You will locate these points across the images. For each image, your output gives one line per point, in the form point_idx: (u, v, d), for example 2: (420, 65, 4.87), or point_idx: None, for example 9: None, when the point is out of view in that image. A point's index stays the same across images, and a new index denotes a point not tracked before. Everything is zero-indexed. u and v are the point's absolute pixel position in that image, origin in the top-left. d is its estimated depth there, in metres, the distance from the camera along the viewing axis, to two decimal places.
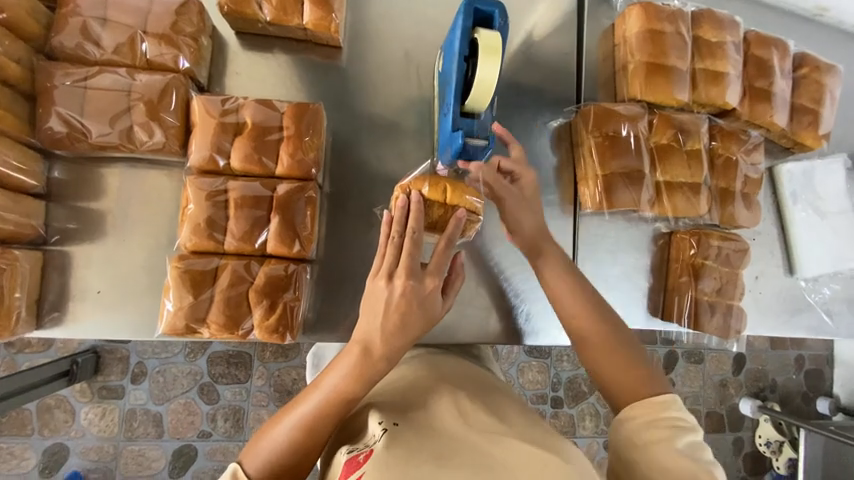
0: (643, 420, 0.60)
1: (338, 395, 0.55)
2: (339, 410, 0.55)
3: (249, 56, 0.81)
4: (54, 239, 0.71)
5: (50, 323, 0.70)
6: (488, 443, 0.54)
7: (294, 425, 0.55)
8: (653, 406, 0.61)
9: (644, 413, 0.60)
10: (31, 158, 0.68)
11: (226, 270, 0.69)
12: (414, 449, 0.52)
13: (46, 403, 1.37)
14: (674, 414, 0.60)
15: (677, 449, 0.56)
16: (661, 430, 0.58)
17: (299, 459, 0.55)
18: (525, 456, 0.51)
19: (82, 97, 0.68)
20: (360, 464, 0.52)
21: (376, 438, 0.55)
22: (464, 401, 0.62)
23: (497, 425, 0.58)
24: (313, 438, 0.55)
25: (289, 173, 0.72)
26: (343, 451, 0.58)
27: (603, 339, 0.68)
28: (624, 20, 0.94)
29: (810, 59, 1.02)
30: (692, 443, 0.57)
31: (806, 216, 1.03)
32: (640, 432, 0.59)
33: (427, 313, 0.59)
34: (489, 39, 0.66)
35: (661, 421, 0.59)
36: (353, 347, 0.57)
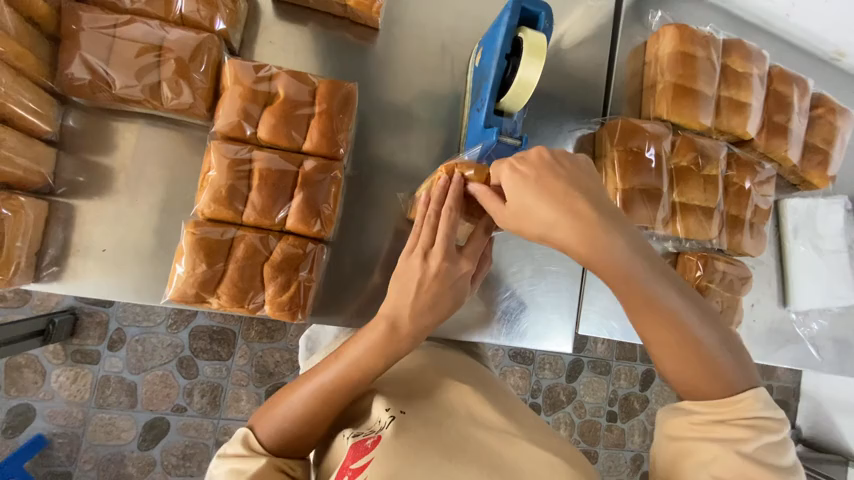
0: (720, 413, 0.53)
1: (355, 371, 0.55)
2: (353, 385, 0.55)
3: (283, 26, 0.79)
4: (60, 190, 0.68)
5: (47, 277, 0.67)
6: (498, 441, 0.54)
7: (306, 401, 0.55)
8: (739, 405, 0.53)
9: (724, 409, 0.53)
10: (47, 102, 0.65)
11: (243, 242, 0.67)
12: (423, 444, 0.52)
13: (15, 361, 1.31)
14: (763, 411, 0.53)
15: (743, 453, 0.50)
16: (731, 430, 0.51)
17: (309, 431, 0.56)
18: (541, 464, 0.52)
19: (109, 45, 0.65)
20: (368, 450, 0.52)
21: (383, 425, 0.55)
22: (475, 400, 0.61)
23: (506, 423, 0.58)
24: (324, 414, 0.55)
25: (316, 150, 0.70)
26: (347, 434, 0.58)
27: (679, 347, 0.54)
28: (657, 39, 0.95)
29: (827, 100, 1.05)
30: (767, 446, 0.51)
31: (805, 251, 1.07)
32: (712, 425, 0.53)
33: (456, 294, 0.60)
34: (535, 39, 0.66)
35: (751, 420, 0.52)
36: (380, 322, 0.56)
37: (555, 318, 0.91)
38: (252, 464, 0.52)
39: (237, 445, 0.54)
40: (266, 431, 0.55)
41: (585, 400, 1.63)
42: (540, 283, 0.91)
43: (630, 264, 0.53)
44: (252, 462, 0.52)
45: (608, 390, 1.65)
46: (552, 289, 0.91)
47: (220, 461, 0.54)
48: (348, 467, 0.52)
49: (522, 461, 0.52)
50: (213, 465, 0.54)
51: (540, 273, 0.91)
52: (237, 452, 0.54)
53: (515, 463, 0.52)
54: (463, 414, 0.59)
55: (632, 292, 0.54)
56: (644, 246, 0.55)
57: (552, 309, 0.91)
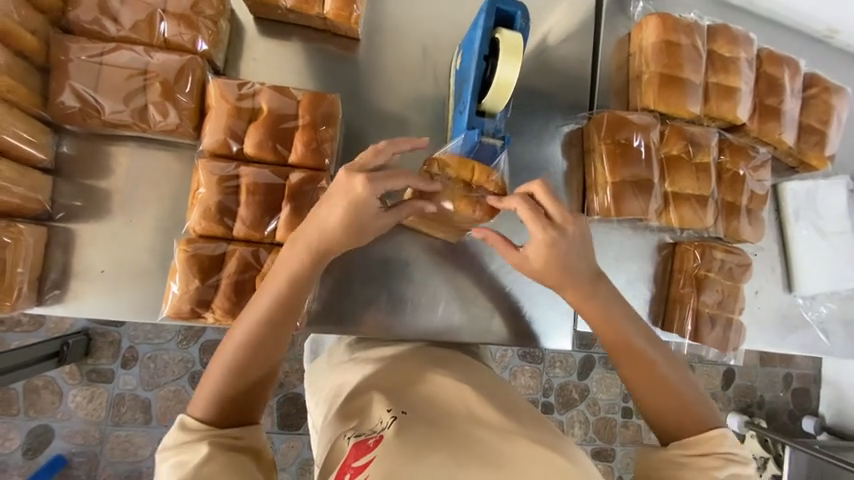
0: (700, 450, 0.61)
1: (275, 310, 0.60)
2: (278, 325, 0.61)
3: (265, 42, 0.81)
4: (59, 215, 0.71)
5: (51, 300, 0.69)
6: (500, 441, 0.52)
7: (236, 353, 0.59)
8: (712, 440, 0.61)
9: (701, 445, 0.61)
10: (41, 131, 0.67)
11: (235, 256, 0.68)
12: (424, 441, 0.52)
13: (33, 383, 1.35)
14: (733, 447, 0.61)
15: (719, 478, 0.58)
16: (710, 462, 0.60)
17: (245, 388, 0.59)
18: (537, 458, 0.49)
19: (97, 73, 0.67)
20: (369, 449, 0.53)
21: (384, 425, 0.56)
22: (474, 399, 0.60)
23: (508, 422, 0.56)
24: (253, 364, 0.59)
25: (301, 162, 0.71)
26: (348, 436, 0.58)
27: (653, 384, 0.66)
28: (640, 30, 0.94)
29: (820, 79, 1.03)
30: (736, 475, 0.59)
31: (807, 234, 1.05)
32: (693, 459, 0.60)
33: (375, 221, 0.64)
34: (512, 39, 0.66)
35: (723, 455, 0.61)
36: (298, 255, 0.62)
37: (555, 315, 0.90)
38: (194, 455, 0.52)
39: (175, 436, 0.54)
40: (201, 402, 0.58)
41: (599, 397, 1.61)
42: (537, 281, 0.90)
43: (610, 310, 0.69)
44: (194, 451, 0.52)
45: (621, 385, 1.63)
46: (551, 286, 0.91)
47: (162, 456, 0.53)
48: (350, 466, 0.53)
49: (521, 460, 0.49)
50: (158, 459, 0.54)
51: None
52: (177, 443, 0.54)
53: (514, 461, 0.49)
54: (463, 414, 0.57)
55: (611, 332, 0.68)
56: (630, 309, 0.70)
57: (552, 306, 0.90)
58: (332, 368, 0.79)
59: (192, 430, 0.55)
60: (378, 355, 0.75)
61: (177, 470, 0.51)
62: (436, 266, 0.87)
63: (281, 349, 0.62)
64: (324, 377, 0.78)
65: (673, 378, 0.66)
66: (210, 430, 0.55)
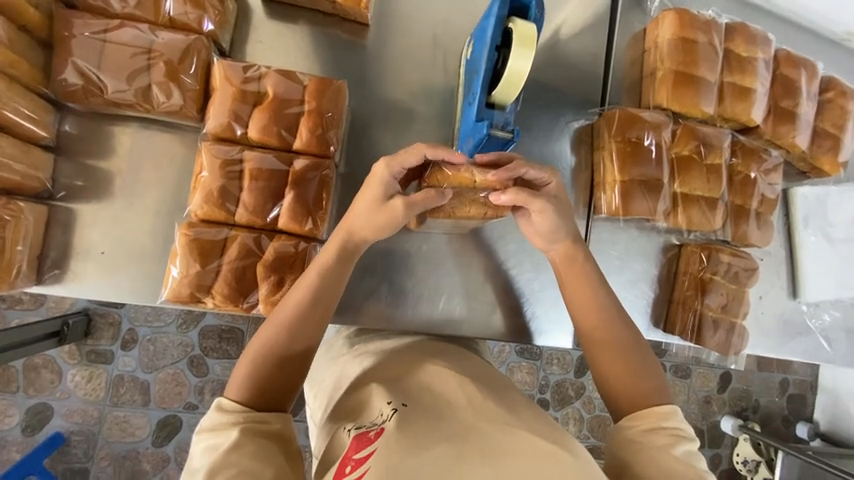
0: (655, 425, 0.61)
1: (312, 295, 0.63)
2: (315, 309, 0.63)
3: (273, 25, 0.79)
4: (60, 194, 0.70)
5: (50, 280, 0.69)
6: (501, 434, 0.51)
7: (272, 336, 0.61)
8: (660, 415, 0.62)
9: (650, 420, 0.62)
10: (43, 108, 0.66)
11: (236, 241, 0.68)
12: (424, 434, 0.51)
13: (32, 362, 1.35)
14: (680, 424, 0.62)
15: (673, 454, 0.58)
16: (663, 437, 0.59)
17: (280, 369, 0.60)
18: (540, 454, 0.48)
19: (101, 51, 0.66)
20: (370, 441, 0.53)
21: (385, 417, 0.55)
22: (472, 389, 0.59)
23: (506, 414, 0.55)
24: (288, 347, 0.61)
25: (306, 149, 0.70)
26: (348, 428, 0.58)
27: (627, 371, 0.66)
28: (657, 26, 0.92)
29: (837, 83, 1.01)
30: (689, 452, 0.59)
31: (815, 241, 1.03)
32: (646, 435, 0.60)
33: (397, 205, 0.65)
34: (524, 29, 0.64)
35: (672, 431, 0.61)
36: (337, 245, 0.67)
37: (556, 313, 0.90)
38: (226, 439, 0.52)
39: (212, 418, 0.55)
40: (235, 385, 0.58)
41: (595, 395, 1.61)
42: (539, 278, 0.89)
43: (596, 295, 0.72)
44: (226, 435, 0.53)
45: None
46: (553, 284, 0.90)
47: (198, 437, 0.54)
48: (350, 458, 0.53)
49: (524, 454, 0.48)
50: (194, 442, 0.54)
51: (539, 268, 0.89)
52: (213, 424, 0.54)
53: (515, 454, 0.48)
54: (463, 405, 0.57)
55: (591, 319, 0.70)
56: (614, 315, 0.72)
57: (553, 304, 0.89)
58: (331, 361, 0.79)
59: (226, 414, 0.55)
60: (378, 347, 0.75)
61: (209, 453, 0.52)
62: (438, 260, 0.86)
63: (317, 336, 0.64)
64: (324, 369, 0.78)
65: (636, 353, 0.68)
66: (245, 412, 0.55)
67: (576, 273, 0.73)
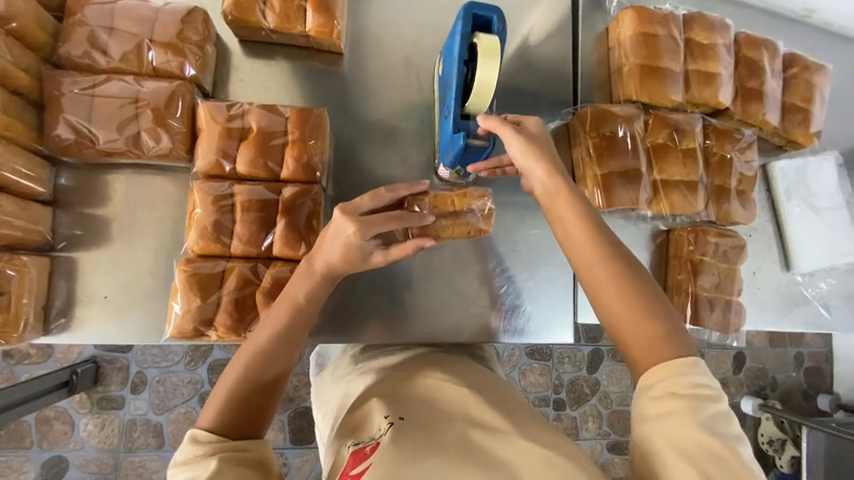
0: (674, 388, 0.50)
1: (288, 327, 0.62)
2: (293, 340, 0.62)
3: (252, 63, 0.83)
4: (60, 245, 0.72)
5: (57, 329, 0.71)
6: (497, 443, 0.54)
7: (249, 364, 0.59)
8: (675, 374, 0.51)
9: (673, 381, 0.50)
10: (39, 165, 0.69)
11: (234, 272, 0.70)
12: (420, 447, 0.53)
13: (45, 415, 1.35)
14: (701, 379, 0.51)
15: (695, 419, 0.48)
16: (681, 402, 0.49)
17: (255, 399, 0.58)
18: (537, 459, 0.51)
19: (90, 105, 0.69)
20: (366, 456, 0.54)
21: (382, 431, 0.56)
22: (469, 402, 0.61)
23: (504, 423, 0.57)
24: (262, 375, 0.59)
25: (293, 177, 0.73)
26: (348, 444, 0.59)
27: None
28: (618, 24, 0.96)
29: (800, 59, 1.05)
30: (714, 415, 0.49)
31: (800, 212, 1.06)
32: (664, 400, 0.50)
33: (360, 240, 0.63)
34: (488, 42, 0.67)
35: (692, 392, 0.50)
36: (314, 274, 0.65)
37: (555, 310, 0.91)
38: (204, 470, 0.50)
39: (186, 451, 0.53)
40: (209, 414, 0.56)
41: (610, 390, 1.61)
42: (534, 277, 0.91)
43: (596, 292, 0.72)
44: (204, 467, 0.51)
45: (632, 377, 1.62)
46: (549, 281, 0.91)
47: (173, 472, 0.52)
48: (348, 474, 0.53)
49: (521, 462, 0.52)
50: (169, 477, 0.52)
51: (533, 268, 0.91)
52: (187, 457, 0.52)
53: (510, 462, 0.52)
54: (462, 418, 0.59)
55: None
56: None
57: (550, 301, 0.91)
58: (338, 379, 0.79)
59: (201, 445, 0.53)
60: (380, 363, 0.76)
61: None
62: (434, 270, 0.88)
63: (291, 360, 0.62)
64: (330, 388, 0.79)
65: None
66: (220, 442, 0.54)
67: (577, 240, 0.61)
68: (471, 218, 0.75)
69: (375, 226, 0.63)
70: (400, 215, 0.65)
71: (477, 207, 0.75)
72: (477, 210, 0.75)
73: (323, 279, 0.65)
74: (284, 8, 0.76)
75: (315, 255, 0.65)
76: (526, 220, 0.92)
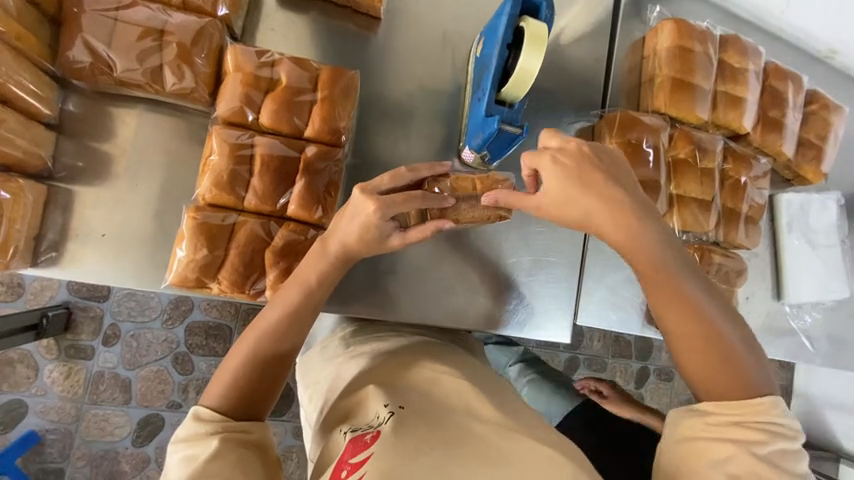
0: (728, 416, 0.53)
1: (300, 304, 0.62)
2: (301, 319, 0.62)
3: (285, 14, 0.79)
4: (59, 175, 0.68)
5: (45, 263, 0.67)
6: (497, 438, 0.54)
7: (255, 346, 0.59)
8: (750, 408, 0.53)
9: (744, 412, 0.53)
10: (47, 85, 0.65)
11: (244, 227, 0.67)
12: (420, 439, 0.53)
13: (8, 356, 1.30)
14: (781, 417, 0.53)
15: (756, 453, 0.50)
16: (749, 434, 0.52)
17: (261, 376, 0.58)
18: (538, 459, 0.51)
19: (110, 28, 0.65)
20: (367, 445, 0.54)
21: (382, 420, 0.56)
22: (470, 397, 0.61)
23: (505, 419, 0.57)
24: (271, 350, 0.59)
25: (318, 137, 0.70)
26: (345, 431, 0.59)
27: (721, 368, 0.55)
28: (656, 34, 0.96)
29: (821, 96, 1.07)
30: (775, 451, 0.51)
31: (798, 245, 1.08)
32: (716, 427, 0.53)
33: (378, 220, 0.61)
34: (536, 29, 0.66)
35: (763, 426, 0.52)
36: (328, 254, 0.64)
37: (554, 309, 0.91)
38: (204, 449, 0.51)
39: (187, 427, 0.53)
40: (214, 392, 0.56)
41: None
42: (538, 274, 0.91)
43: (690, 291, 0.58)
44: (203, 447, 0.51)
45: None
46: (553, 280, 0.92)
47: (173, 448, 0.52)
48: (347, 462, 0.53)
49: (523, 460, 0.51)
50: (168, 452, 0.53)
51: (538, 264, 0.91)
52: (188, 435, 0.52)
53: (513, 460, 0.51)
54: (461, 410, 0.59)
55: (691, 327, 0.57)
56: None
57: (551, 299, 0.91)
58: (328, 360, 0.78)
59: (204, 422, 0.54)
60: (375, 347, 0.75)
61: (187, 464, 0.50)
62: (442, 254, 0.87)
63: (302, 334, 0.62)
64: (319, 370, 0.78)
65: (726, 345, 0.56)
66: (223, 422, 0.54)
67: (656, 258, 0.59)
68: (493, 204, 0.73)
69: (393, 206, 0.61)
70: (422, 195, 0.63)
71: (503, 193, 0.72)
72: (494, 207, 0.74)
73: (337, 258, 0.64)
74: None
75: (330, 237, 0.64)
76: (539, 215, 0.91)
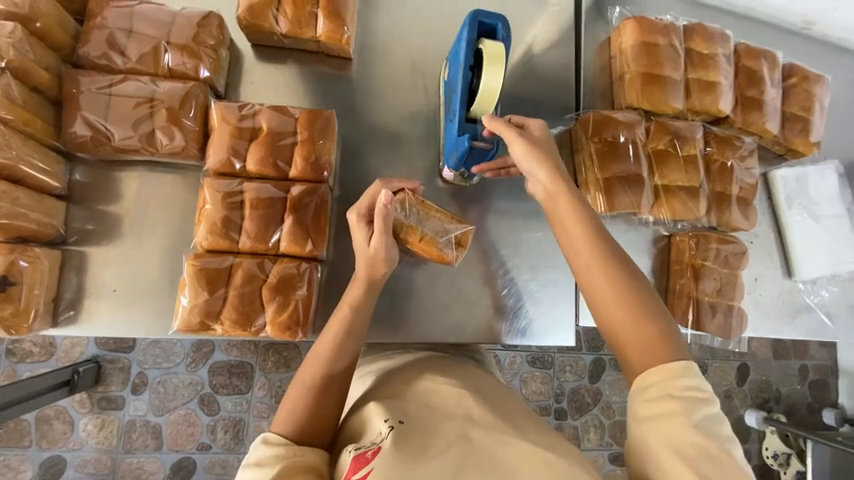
0: (654, 395, 0.54)
1: (346, 331, 0.67)
2: (351, 342, 0.68)
3: (263, 66, 0.85)
4: (72, 239, 0.74)
5: (65, 322, 0.72)
6: (497, 446, 0.54)
7: (313, 374, 0.65)
8: (675, 374, 0.55)
9: (665, 383, 0.55)
10: (54, 160, 0.71)
11: (241, 268, 0.71)
12: (420, 451, 0.53)
13: (45, 414, 1.36)
14: (697, 381, 0.55)
15: (690, 422, 0.52)
16: (675, 403, 0.53)
17: (318, 407, 0.64)
18: (539, 464, 0.52)
19: (106, 103, 0.72)
20: (368, 461, 0.53)
21: (383, 435, 0.56)
22: (469, 406, 0.61)
23: (503, 425, 0.58)
24: (329, 375, 0.65)
25: (302, 176, 0.75)
26: (350, 448, 0.58)
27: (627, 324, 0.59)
28: (619, 34, 0.98)
29: (799, 69, 1.06)
30: (709, 418, 0.53)
31: (801, 219, 1.06)
32: (645, 410, 0.55)
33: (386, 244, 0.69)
34: (493, 49, 0.69)
35: (689, 391, 0.54)
36: (360, 282, 0.70)
37: (557, 313, 0.91)
38: (267, 473, 0.56)
39: (258, 451, 0.59)
40: (282, 421, 0.63)
41: (612, 399, 1.59)
42: (537, 280, 0.92)
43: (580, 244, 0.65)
44: (266, 471, 0.56)
45: None
46: (552, 284, 0.92)
47: (243, 470, 0.58)
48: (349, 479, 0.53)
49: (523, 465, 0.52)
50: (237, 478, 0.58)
51: (534, 270, 0.92)
52: (259, 458, 0.58)
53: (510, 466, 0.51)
54: (461, 421, 0.59)
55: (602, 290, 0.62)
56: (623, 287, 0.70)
57: (552, 304, 0.92)
58: None
59: (270, 446, 0.60)
60: (381, 365, 0.77)
61: None
62: (437, 272, 0.89)
63: (353, 358, 0.68)
64: None
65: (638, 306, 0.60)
66: (288, 445, 0.59)
67: (594, 250, 0.64)
68: (407, 219, 0.73)
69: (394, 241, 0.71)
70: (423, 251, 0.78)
71: (410, 204, 0.73)
72: (450, 233, 0.76)
73: (365, 284, 0.69)
74: (296, 14, 0.79)
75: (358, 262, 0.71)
76: (528, 221, 0.93)
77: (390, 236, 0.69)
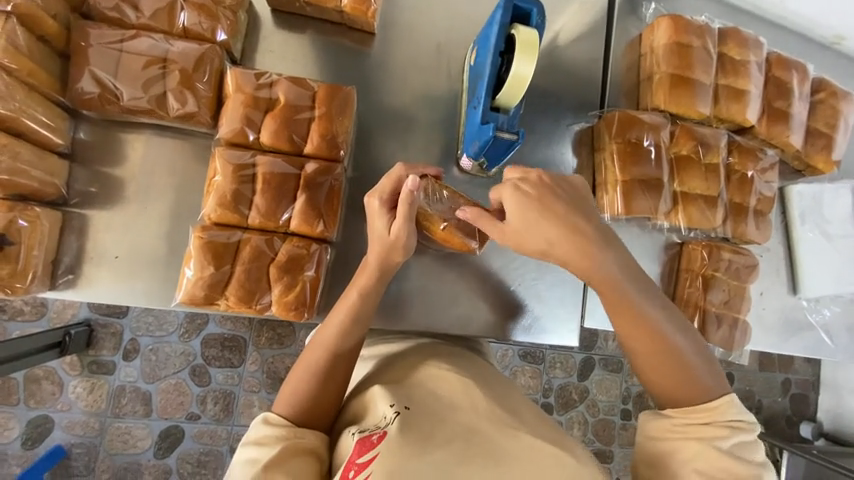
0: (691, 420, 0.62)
1: (353, 318, 0.66)
2: (357, 329, 0.66)
3: (282, 34, 0.81)
4: (74, 201, 0.71)
5: (63, 285, 0.70)
6: (502, 437, 0.54)
7: (316, 358, 0.64)
8: (712, 411, 0.62)
9: (702, 414, 0.62)
10: (58, 116, 0.68)
11: (249, 244, 0.69)
12: (427, 440, 0.53)
13: (33, 373, 1.35)
14: (735, 415, 0.63)
15: (720, 447, 0.59)
16: (712, 429, 0.61)
17: (319, 391, 0.63)
18: (545, 458, 0.51)
19: (116, 60, 0.68)
20: (373, 445, 0.53)
21: (389, 421, 0.56)
22: (475, 396, 0.60)
23: (507, 416, 0.57)
24: (333, 361, 0.64)
25: (317, 152, 0.72)
26: (353, 432, 0.58)
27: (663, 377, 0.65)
28: (652, 31, 0.95)
29: (828, 83, 1.04)
30: (739, 444, 0.61)
31: (813, 237, 1.05)
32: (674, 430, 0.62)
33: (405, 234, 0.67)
34: (527, 35, 0.66)
35: (725, 423, 0.62)
36: (372, 270, 0.68)
37: (561, 312, 0.91)
38: (267, 453, 0.55)
39: (258, 431, 0.58)
40: (283, 401, 0.62)
41: (599, 398, 1.60)
42: (544, 278, 0.91)
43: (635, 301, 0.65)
44: (267, 450, 0.56)
45: (621, 388, 1.61)
46: (559, 283, 0.91)
47: (242, 449, 0.57)
48: (354, 462, 0.52)
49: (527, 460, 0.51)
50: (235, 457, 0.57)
51: (543, 268, 0.91)
52: (259, 437, 0.58)
53: (515, 458, 0.51)
54: (466, 410, 0.58)
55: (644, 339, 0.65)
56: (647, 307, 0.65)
57: (558, 303, 0.91)
58: None
59: (271, 427, 0.59)
60: (383, 348, 0.76)
61: (250, 467, 0.55)
62: (445, 263, 0.87)
63: (356, 347, 0.67)
64: None
65: (676, 363, 0.65)
66: (288, 427, 0.59)
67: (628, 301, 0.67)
68: (430, 207, 0.71)
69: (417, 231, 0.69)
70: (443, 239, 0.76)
71: (433, 191, 0.70)
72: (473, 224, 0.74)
73: (377, 275, 0.68)
74: None
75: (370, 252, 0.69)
76: None
77: (413, 222, 0.66)
